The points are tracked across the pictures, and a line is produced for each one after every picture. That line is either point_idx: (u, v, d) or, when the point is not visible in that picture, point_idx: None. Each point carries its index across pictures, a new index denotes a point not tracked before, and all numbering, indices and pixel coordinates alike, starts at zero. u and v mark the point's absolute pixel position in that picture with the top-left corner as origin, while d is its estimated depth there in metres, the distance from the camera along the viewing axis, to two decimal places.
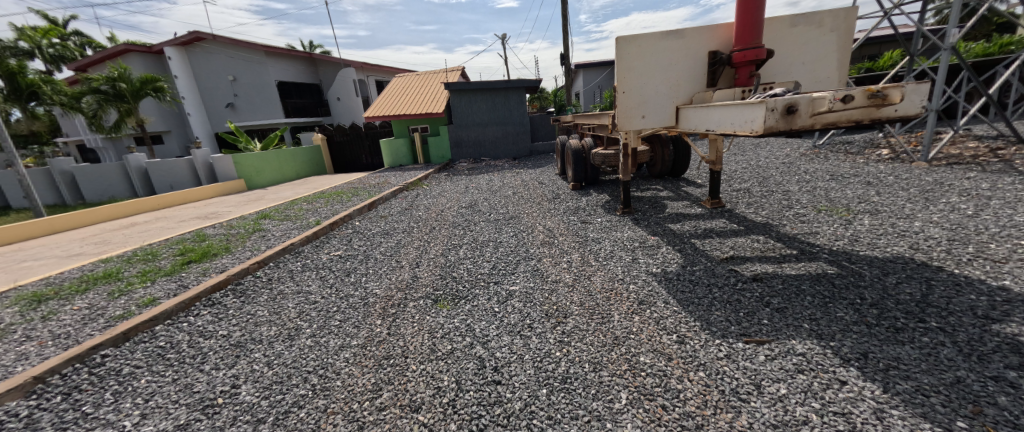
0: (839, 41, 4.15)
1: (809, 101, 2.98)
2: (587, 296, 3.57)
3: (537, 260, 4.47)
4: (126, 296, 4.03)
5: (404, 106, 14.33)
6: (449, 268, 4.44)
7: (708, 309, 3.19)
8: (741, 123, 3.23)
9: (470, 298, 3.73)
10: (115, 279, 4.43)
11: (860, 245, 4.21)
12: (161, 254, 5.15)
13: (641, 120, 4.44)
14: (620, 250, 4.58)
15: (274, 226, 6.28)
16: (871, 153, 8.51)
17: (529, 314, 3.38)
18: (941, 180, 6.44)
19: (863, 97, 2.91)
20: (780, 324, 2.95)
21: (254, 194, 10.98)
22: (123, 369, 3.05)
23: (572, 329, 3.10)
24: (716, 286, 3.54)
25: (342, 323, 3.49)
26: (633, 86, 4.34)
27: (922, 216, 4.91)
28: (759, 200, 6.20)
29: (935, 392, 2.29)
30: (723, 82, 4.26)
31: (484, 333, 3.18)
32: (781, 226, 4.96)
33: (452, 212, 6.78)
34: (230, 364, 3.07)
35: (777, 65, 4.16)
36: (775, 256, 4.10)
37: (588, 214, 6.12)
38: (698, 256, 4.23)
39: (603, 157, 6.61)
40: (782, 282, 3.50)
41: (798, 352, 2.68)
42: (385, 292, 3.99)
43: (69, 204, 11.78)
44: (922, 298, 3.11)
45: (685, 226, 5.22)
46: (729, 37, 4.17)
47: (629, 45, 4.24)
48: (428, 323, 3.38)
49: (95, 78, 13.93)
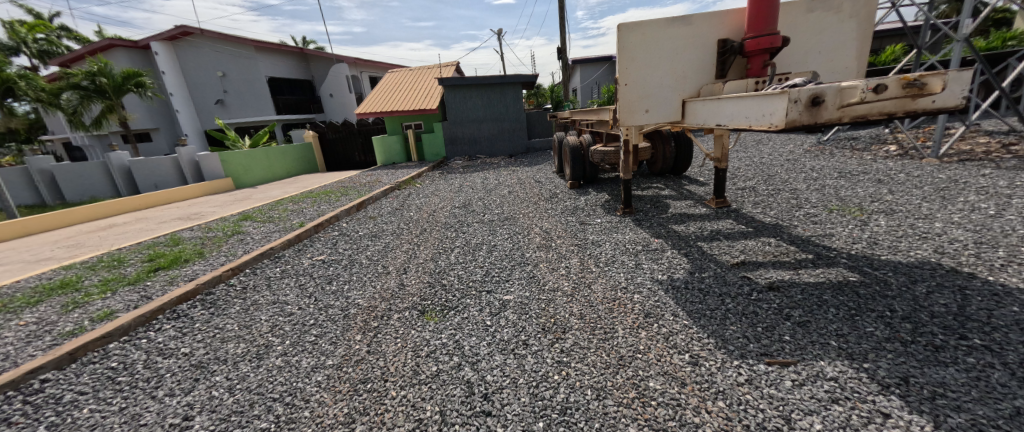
0: (859, 28, 3.84)
1: (837, 91, 2.61)
2: (587, 307, 3.26)
3: (534, 265, 4.16)
4: (81, 308, 3.62)
5: (396, 102, 13.94)
6: (439, 275, 4.11)
7: (723, 324, 2.86)
8: (758, 118, 2.91)
9: (460, 309, 3.42)
10: (72, 290, 3.99)
11: (880, 249, 3.96)
12: (129, 260, 4.72)
13: (644, 114, 4.14)
14: (622, 254, 4.29)
15: (255, 229, 5.93)
16: (878, 149, 8.30)
17: (524, 328, 3.07)
18: (955, 178, 6.20)
19: (898, 86, 2.54)
20: (804, 341, 2.62)
21: (241, 193, 10.62)
22: (64, 396, 2.70)
23: (572, 347, 2.78)
24: (729, 296, 3.22)
25: (317, 339, 3.17)
26: (636, 78, 4.05)
27: (942, 217, 4.67)
28: (766, 199, 5.94)
29: (994, 427, 1.97)
30: (734, 73, 3.94)
31: (474, 351, 2.85)
32: (793, 228, 4.74)
33: (445, 213, 6.45)
34: (187, 389, 2.73)
35: (793, 54, 3.85)
36: (790, 261, 3.81)
37: (586, 214, 5.82)
38: (707, 261, 3.94)
39: (603, 154, 6.29)
40: (802, 292, 3.19)
41: (829, 376, 2.33)
42: (368, 302, 3.67)
43: (48, 204, 11.29)
44: (960, 310, 2.81)
45: (690, 228, 4.95)
46: (740, 23, 3.85)
47: (632, 33, 3.95)
48: (412, 338, 3.07)
49: (75, 72, 13.27)
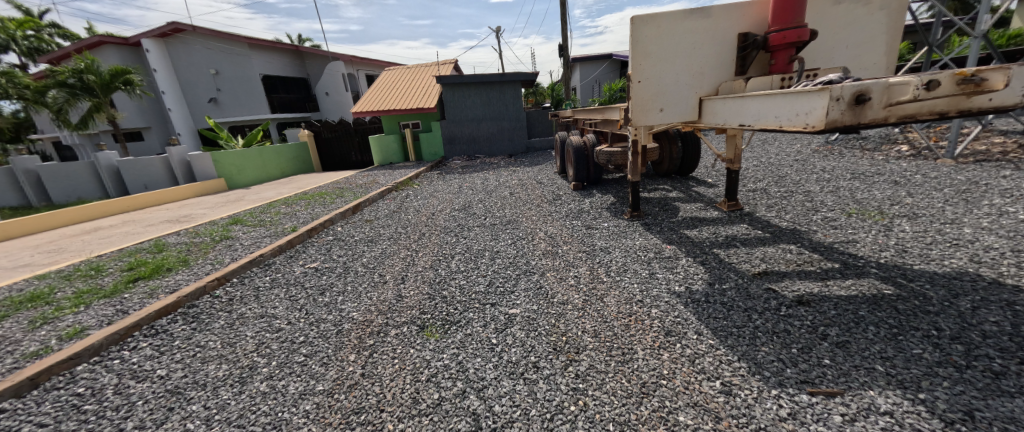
0: (889, 21, 3.59)
1: (884, 88, 2.35)
2: (601, 324, 2.99)
3: (540, 275, 3.89)
4: (49, 325, 3.33)
5: (393, 100, 13.63)
6: (439, 285, 3.83)
7: (753, 344, 2.60)
8: (791, 117, 2.65)
9: (463, 325, 3.14)
10: (42, 303, 3.69)
11: (911, 257, 3.70)
12: (107, 269, 4.43)
13: (658, 113, 3.87)
14: (634, 262, 4.02)
15: (245, 233, 5.63)
16: (890, 149, 8.06)
17: (534, 347, 2.80)
18: (974, 179, 5.96)
19: (953, 82, 2.28)
20: (847, 365, 2.36)
21: (234, 194, 10.32)
22: (22, 430, 2.42)
23: (587, 371, 2.52)
24: (755, 312, 2.96)
25: (307, 359, 2.89)
26: (650, 74, 3.78)
27: (970, 222, 4.42)
28: (780, 202, 5.68)
29: None
30: (755, 70, 3.67)
31: (479, 375, 2.58)
32: (812, 233, 4.48)
33: (444, 216, 6.16)
34: (160, 420, 2.46)
35: (818, 49, 3.59)
36: (816, 271, 3.55)
37: (592, 218, 5.55)
38: (726, 271, 3.68)
39: (609, 155, 6.02)
40: (836, 307, 2.93)
41: (882, 410, 2.08)
42: (362, 316, 3.38)
43: (34, 206, 10.94)
44: (1013, 329, 2.55)
45: (703, 233, 4.69)
46: (763, 15, 3.59)
47: (647, 26, 3.68)
48: (410, 359, 2.79)
49: (60, 69, 12.77)
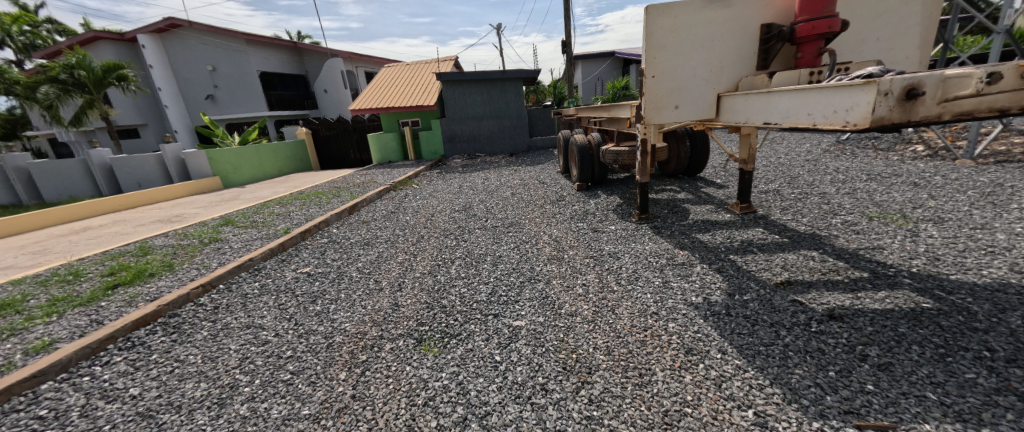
0: (924, 12, 3.33)
1: (939, 81, 2.09)
2: (615, 340, 2.73)
3: (546, 283, 3.63)
4: (16, 337, 3.08)
5: (392, 97, 13.37)
6: (438, 293, 3.56)
7: (785, 367, 2.35)
8: (829, 114, 2.38)
9: (463, 338, 2.89)
10: (12, 312, 3.44)
11: (945, 266, 3.44)
12: (86, 274, 4.17)
13: (673, 111, 3.60)
14: (645, 269, 3.77)
15: (235, 235, 5.37)
16: (904, 149, 7.80)
17: (542, 366, 2.55)
18: (998, 181, 5.71)
19: (1016, 75, 2.03)
20: (893, 392, 2.12)
21: (229, 193, 10.08)
22: None
23: (602, 396, 2.28)
24: (783, 327, 2.71)
25: (293, 377, 2.64)
26: (665, 68, 3.52)
27: (1002, 227, 4.17)
28: (795, 204, 5.42)
29: None
30: (778, 64, 3.42)
31: (483, 399, 2.33)
32: (834, 238, 4.22)
33: (443, 218, 5.90)
34: None
35: (846, 42, 3.33)
36: (844, 281, 3.29)
37: (599, 220, 5.29)
38: (746, 280, 3.42)
39: (616, 154, 5.76)
40: (872, 323, 2.67)
41: None
42: (355, 328, 3.13)
43: (25, 204, 10.70)
44: None
45: (717, 237, 4.43)
46: (787, 5, 3.33)
47: (662, 16, 3.41)
48: (406, 378, 2.54)
49: (53, 65, 12.58)
